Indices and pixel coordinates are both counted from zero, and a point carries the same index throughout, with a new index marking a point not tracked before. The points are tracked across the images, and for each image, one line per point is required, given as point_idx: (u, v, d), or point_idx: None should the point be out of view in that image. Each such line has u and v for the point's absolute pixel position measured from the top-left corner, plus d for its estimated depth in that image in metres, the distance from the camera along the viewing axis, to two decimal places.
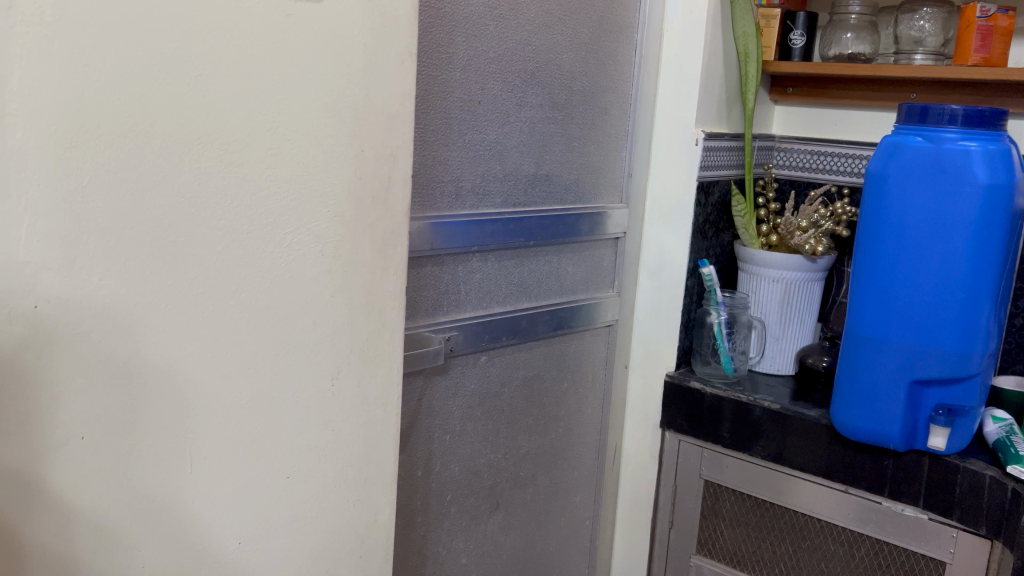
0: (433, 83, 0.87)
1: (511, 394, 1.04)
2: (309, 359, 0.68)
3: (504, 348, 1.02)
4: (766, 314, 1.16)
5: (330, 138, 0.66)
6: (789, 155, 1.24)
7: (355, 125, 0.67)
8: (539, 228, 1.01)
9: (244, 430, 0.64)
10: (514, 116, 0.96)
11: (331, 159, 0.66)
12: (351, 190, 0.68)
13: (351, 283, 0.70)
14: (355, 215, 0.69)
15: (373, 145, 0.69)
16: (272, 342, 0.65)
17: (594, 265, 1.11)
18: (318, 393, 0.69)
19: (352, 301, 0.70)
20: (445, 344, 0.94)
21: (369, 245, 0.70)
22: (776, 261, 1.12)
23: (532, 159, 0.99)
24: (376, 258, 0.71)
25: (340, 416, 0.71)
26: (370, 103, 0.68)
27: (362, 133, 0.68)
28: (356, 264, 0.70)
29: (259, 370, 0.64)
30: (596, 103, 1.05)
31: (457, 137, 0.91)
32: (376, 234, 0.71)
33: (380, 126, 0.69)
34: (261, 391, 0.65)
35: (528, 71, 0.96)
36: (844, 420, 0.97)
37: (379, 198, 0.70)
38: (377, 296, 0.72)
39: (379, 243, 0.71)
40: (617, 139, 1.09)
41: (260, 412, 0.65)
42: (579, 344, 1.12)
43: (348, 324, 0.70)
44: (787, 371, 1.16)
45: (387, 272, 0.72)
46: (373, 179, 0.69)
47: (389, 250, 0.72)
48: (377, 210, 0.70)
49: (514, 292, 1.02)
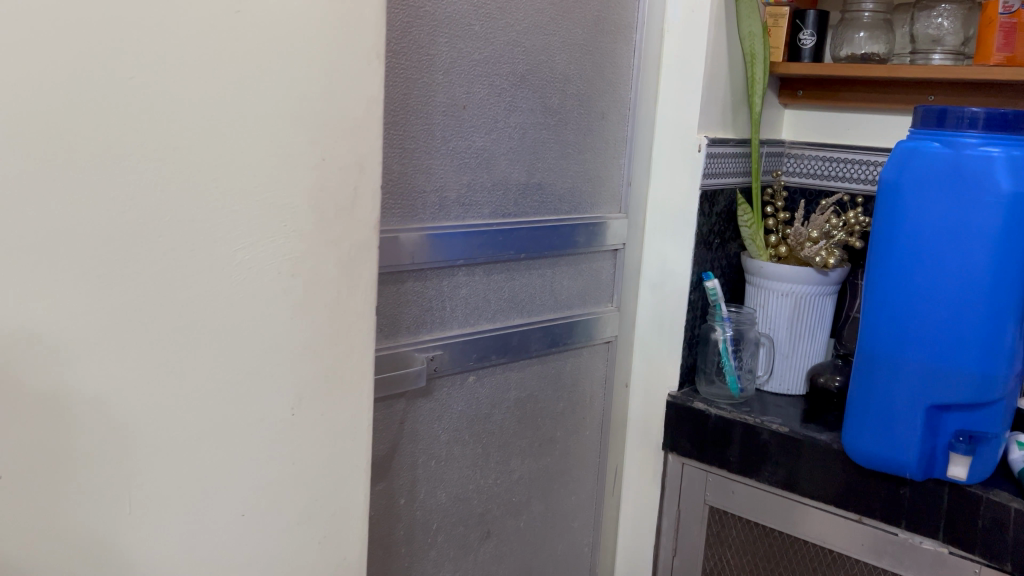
0: (410, 87, 0.81)
1: (502, 416, 0.98)
2: (264, 386, 0.62)
3: (493, 368, 0.96)
4: (775, 330, 1.09)
5: (286, 147, 0.60)
6: (800, 162, 1.18)
7: (315, 132, 0.62)
8: (531, 240, 0.95)
9: (189, 464, 0.59)
10: (503, 121, 0.91)
11: (288, 168, 0.61)
12: (312, 202, 0.62)
13: (314, 303, 0.64)
14: (317, 229, 0.63)
15: (336, 153, 0.63)
16: (222, 369, 0.60)
17: (592, 278, 1.05)
18: (276, 423, 0.63)
19: (315, 321, 0.64)
20: (429, 364, 0.88)
21: (333, 261, 0.65)
22: (785, 273, 1.06)
23: (523, 167, 0.94)
24: (342, 276, 0.65)
25: (303, 447, 0.66)
26: (332, 108, 0.62)
27: (324, 141, 0.62)
28: (319, 284, 0.64)
29: (207, 399, 0.59)
30: (593, 107, 0.99)
31: (440, 144, 0.86)
32: (342, 250, 0.65)
33: (343, 131, 0.63)
34: (210, 422, 0.60)
35: (518, 74, 0.90)
36: (857, 446, 0.90)
37: (344, 210, 0.65)
38: (344, 318, 0.66)
39: (346, 258, 0.66)
40: (615, 145, 1.03)
41: (209, 444, 0.60)
42: (576, 362, 1.06)
43: (311, 348, 0.65)
44: (798, 390, 1.10)
45: (354, 291, 0.67)
46: (337, 191, 0.64)
47: (356, 267, 0.66)
48: (343, 223, 0.65)
49: (505, 307, 0.96)
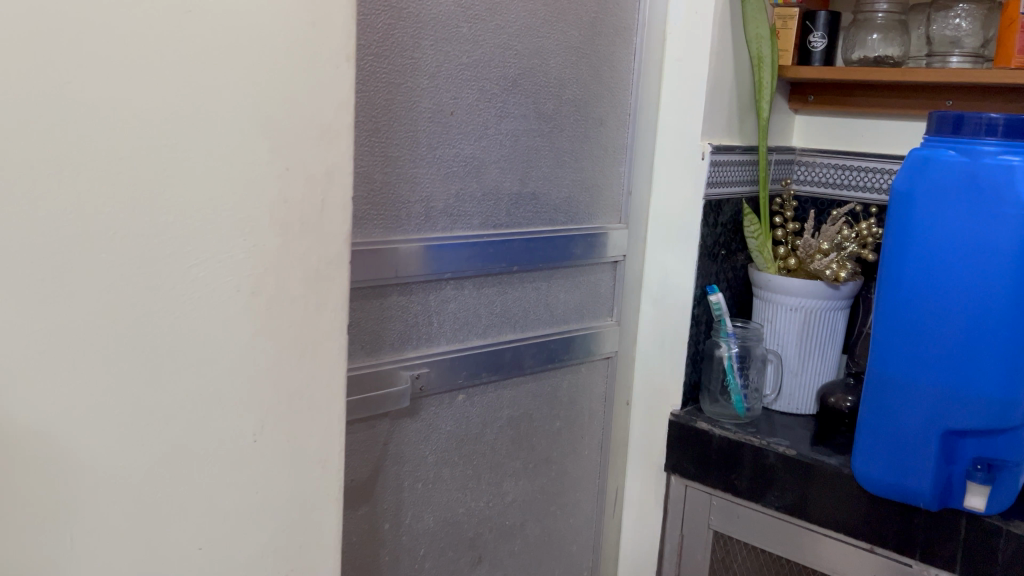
0: (392, 92, 0.77)
1: (495, 436, 0.94)
2: (222, 411, 0.58)
3: (484, 386, 0.92)
4: (783, 346, 1.04)
5: (245, 156, 0.56)
6: (811, 170, 1.13)
7: (278, 140, 0.58)
8: (523, 251, 0.91)
9: (139, 495, 0.55)
10: (494, 127, 0.86)
11: (248, 179, 0.57)
12: (274, 213, 0.58)
13: (277, 322, 0.60)
14: (280, 243, 0.59)
15: (301, 162, 0.59)
16: (176, 393, 0.56)
17: (591, 291, 1.00)
18: (236, 449, 0.59)
19: (280, 340, 0.60)
20: (414, 382, 0.84)
21: (298, 276, 0.61)
22: (794, 287, 1.01)
23: (516, 176, 0.89)
24: (309, 292, 0.61)
25: (267, 474, 0.62)
26: (296, 114, 0.58)
27: (287, 149, 0.58)
28: (283, 301, 0.60)
29: (159, 426, 0.55)
30: (589, 113, 0.95)
31: (426, 151, 0.81)
32: (309, 264, 0.61)
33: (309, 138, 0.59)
34: (161, 450, 0.56)
35: (510, 78, 0.86)
36: (868, 472, 0.85)
37: (312, 222, 0.61)
38: (311, 337, 0.62)
39: (313, 273, 0.62)
40: (614, 152, 0.99)
41: (161, 473, 0.56)
42: (574, 379, 1.01)
43: (274, 369, 0.60)
44: (807, 410, 1.05)
45: (322, 307, 0.63)
46: (303, 202, 0.60)
47: (325, 282, 0.62)
48: (310, 236, 0.61)
49: (497, 321, 0.91)
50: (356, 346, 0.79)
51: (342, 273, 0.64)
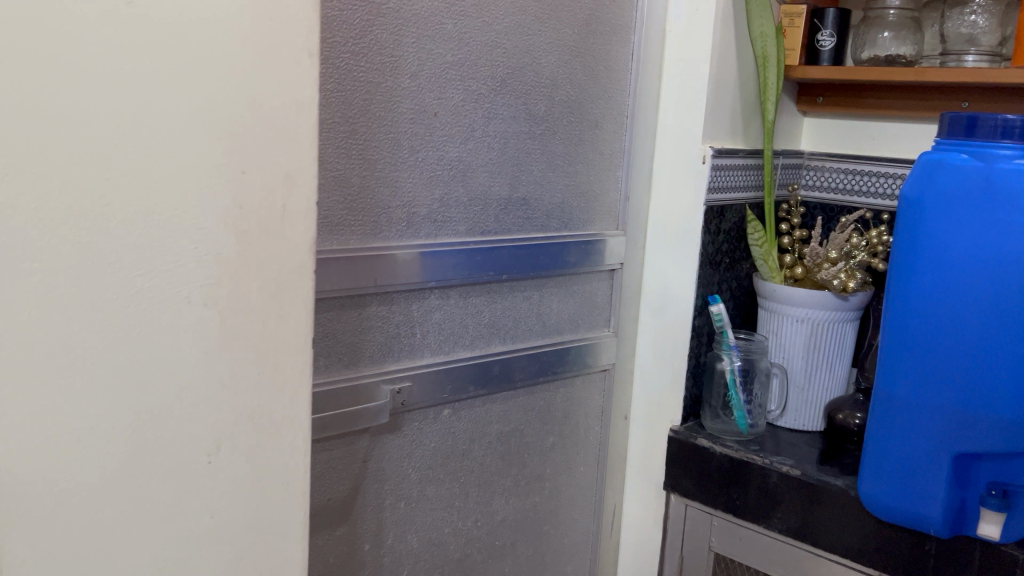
0: (371, 92, 0.74)
1: (483, 452, 0.89)
2: (171, 431, 0.54)
3: (472, 400, 0.87)
4: (789, 360, 0.99)
5: (195, 159, 0.52)
6: (820, 175, 1.08)
7: (231, 143, 0.54)
8: (512, 259, 0.87)
9: (76, 521, 0.51)
10: (481, 130, 0.83)
11: (200, 181, 0.53)
12: (228, 218, 0.55)
13: (234, 336, 0.56)
14: (235, 250, 0.55)
15: (257, 165, 0.55)
16: (118, 413, 0.52)
17: (586, 301, 0.96)
18: (187, 471, 0.56)
19: (238, 357, 0.57)
20: (395, 397, 0.80)
21: (257, 286, 0.57)
22: (800, 298, 0.96)
23: (505, 180, 0.86)
24: (268, 305, 0.58)
25: (224, 496, 0.58)
26: (250, 115, 0.55)
27: (240, 152, 0.54)
28: (240, 314, 0.56)
29: (99, 447, 0.51)
30: (583, 115, 0.91)
31: (407, 154, 0.78)
32: (268, 273, 0.57)
33: (267, 138, 0.56)
34: (102, 474, 0.52)
35: (498, 78, 0.83)
36: (875, 495, 0.80)
37: (272, 229, 0.57)
38: (269, 352, 0.58)
39: (274, 283, 0.58)
40: (610, 156, 0.95)
41: (102, 498, 0.52)
42: (569, 393, 0.97)
43: (230, 386, 0.57)
44: (814, 427, 1.00)
45: (284, 318, 0.59)
46: (261, 209, 0.56)
47: (285, 294, 0.59)
48: (269, 244, 0.57)
49: (485, 333, 0.87)
50: (332, 359, 0.75)
51: (306, 283, 0.60)
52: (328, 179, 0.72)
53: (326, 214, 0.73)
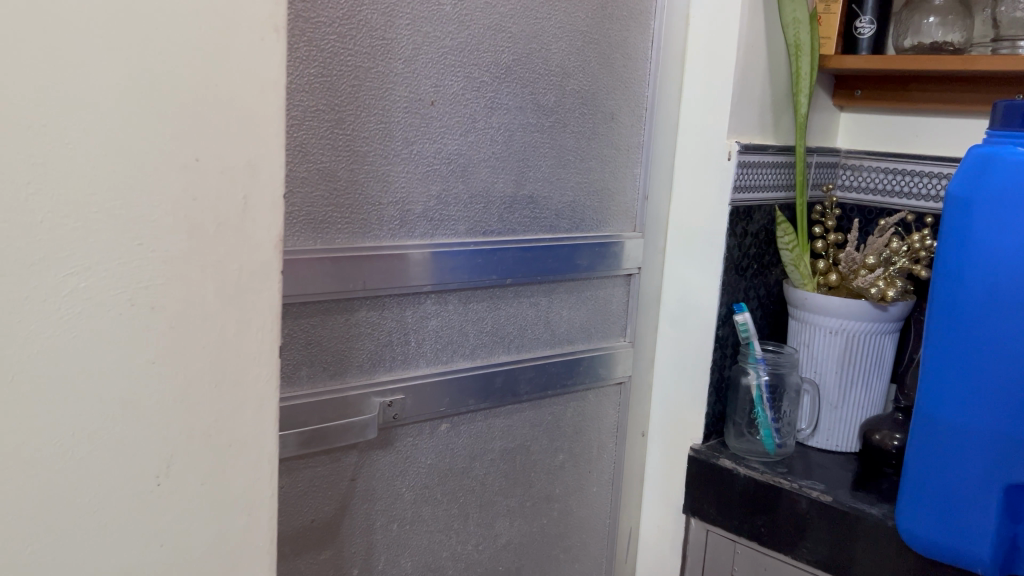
0: (360, 77, 0.68)
1: (485, 470, 0.83)
2: (118, 462, 0.45)
3: (472, 414, 0.80)
4: (821, 374, 0.91)
5: (144, 137, 0.44)
6: (857, 174, 1.00)
7: (190, 120, 0.45)
8: (517, 262, 0.80)
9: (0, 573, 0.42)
10: (483, 121, 0.76)
11: (148, 162, 0.44)
12: (179, 211, 0.46)
13: (188, 345, 0.47)
14: (188, 241, 0.46)
15: (218, 148, 0.47)
16: (51, 441, 0.43)
17: (601, 308, 0.89)
18: (137, 509, 0.46)
19: (192, 370, 0.48)
20: (386, 410, 0.74)
21: (212, 286, 0.48)
22: (834, 307, 0.88)
23: (509, 176, 0.79)
24: (227, 307, 0.49)
25: (186, 538, 0.49)
26: (212, 87, 0.46)
27: (200, 130, 0.46)
28: (194, 318, 0.47)
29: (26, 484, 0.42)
30: (598, 107, 0.84)
31: (400, 146, 0.72)
32: (227, 276, 0.48)
33: (231, 125, 0.47)
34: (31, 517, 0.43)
35: (502, 65, 0.76)
36: (925, 538, 0.71)
37: (232, 222, 0.48)
38: (230, 358, 0.49)
39: (232, 286, 0.49)
40: (627, 152, 0.88)
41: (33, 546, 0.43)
42: (581, 407, 0.89)
43: (187, 406, 0.48)
44: (848, 448, 0.92)
45: (246, 323, 0.50)
46: (220, 195, 0.47)
47: (247, 295, 0.49)
48: (228, 240, 0.48)
49: (487, 341, 0.80)
50: (315, 368, 0.70)
51: (271, 286, 0.51)
52: (309, 172, 0.66)
53: (307, 210, 0.67)
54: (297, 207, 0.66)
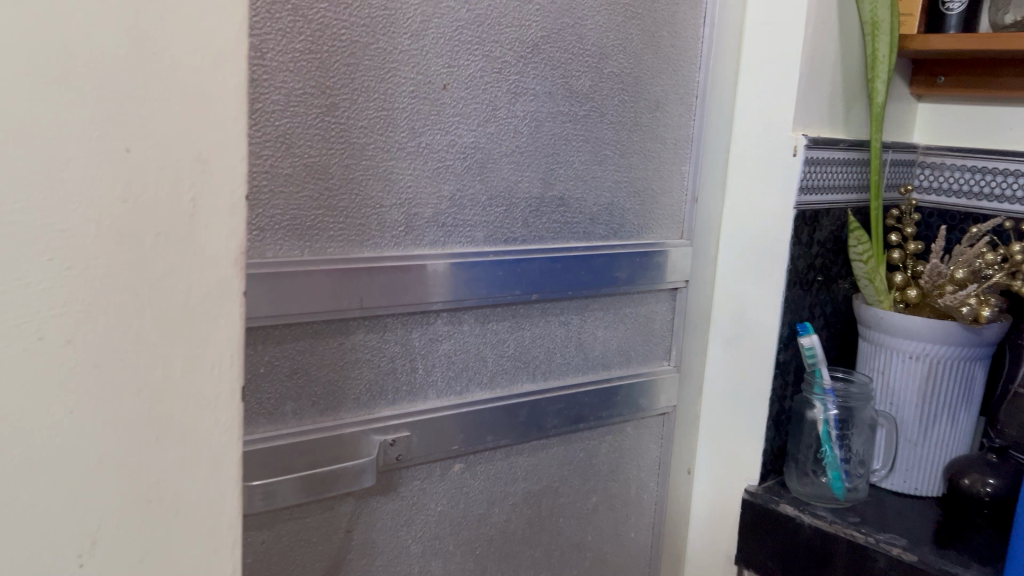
0: (358, 55, 0.57)
1: (505, 517, 0.71)
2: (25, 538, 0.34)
3: (491, 452, 0.69)
4: (898, 407, 0.78)
5: (58, 108, 0.32)
6: (937, 173, 0.87)
7: (123, 87, 0.34)
8: (543, 274, 0.68)
9: None
10: (506, 109, 0.65)
11: (58, 149, 0.33)
12: (104, 213, 0.34)
13: (125, 382, 0.36)
14: (117, 246, 0.35)
15: (161, 126, 0.35)
16: None
17: (642, 328, 0.77)
18: None
19: (130, 416, 0.36)
20: (388, 451, 0.62)
21: (154, 310, 0.36)
22: (916, 328, 0.75)
23: (536, 174, 0.67)
24: (177, 332, 0.37)
25: None
26: (150, 49, 0.34)
27: (135, 102, 0.34)
28: (131, 347, 0.35)
29: None
30: (640, 94, 0.72)
31: (406, 137, 0.60)
32: (172, 297, 0.36)
33: (177, 98, 0.35)
34: None
35: (528, 44, 0.65)
36: None
37: (181, 225, 0.36)
38: (182, 397, 0.37)
39: (183, 305, 0.37)
40: (674, 147, 0.76)
41: None
42: (618, 441, 0.77)
43: (122, 462, 0.36)
44: (927, 492, 0.79)
45: (201, 354, 0.38)
46: (165, 185, 0.36)
47: (203, 318, 0.38)
48: (178, 246, 0.36)
49: (510, 367, 0.69)
50: (303, 402, 0.59)
51: (233, 311, 0.39)
52: (294, 168, 0.55)
53: (290, 214, 0.56)
54: (280, 210, 0.55)
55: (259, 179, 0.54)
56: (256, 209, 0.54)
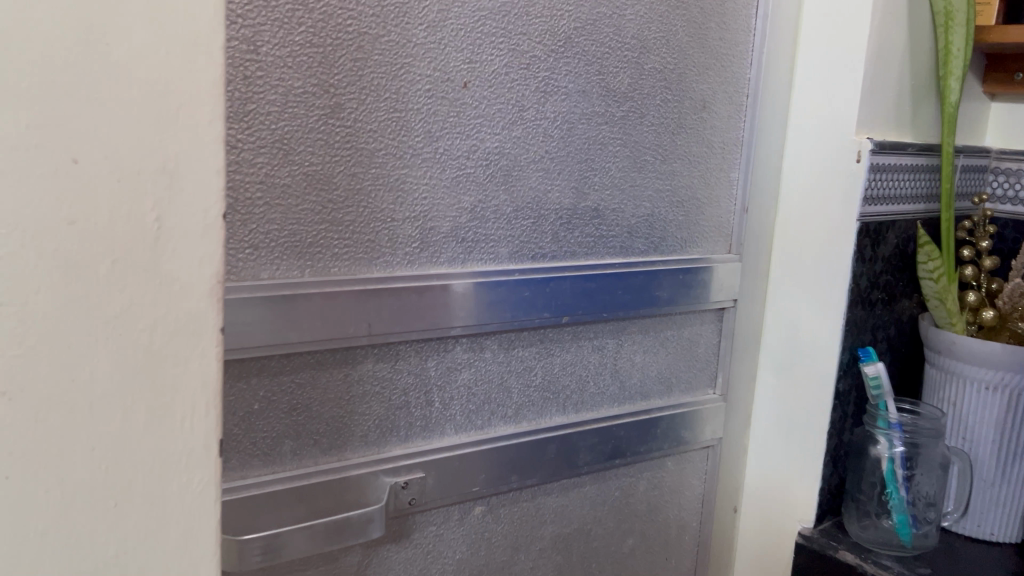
0: (366, 49, 0.50)
1: (532, 564, 0.64)
2: None
3: (517, 492, 0.62)
4: (972, 442, 0.70)
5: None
6: (1014, 180, 0.79)
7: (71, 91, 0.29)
8: (574, 294, 0.61)
9: None
10: (535, 110, 0.57)
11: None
12: (48, 239, 0.29)
13: (78, 436, 0.30)
14: (61, 275, 0.29)
15: (119, 136, 0.30)
16: None
17: (685, 353, 0.70)
18: None
19: (84, 476, 0.30)
20: (399, 494, 0.56)
21: (110, 348, 0.30)
22: (994, 355, 0.67)
23: (568, 182, 0.60)
24: (141, 375, 0.31)
25: None
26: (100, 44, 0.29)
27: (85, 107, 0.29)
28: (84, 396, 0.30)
29: None
30: (685, 92, 0.65)
31: (422, 142, 0.53)
32: (134, 335, 0.31)
33: (135, 99, 0.30)
34: None
35: (560, 36, 0.58)
36: None
37: (141, 248, 0.31)
38: (148, 452, 0.32)
39: (147, 344, 0.31)
40: (721, 151, 0.69)
41: None
42: (656, 477, 0.70)
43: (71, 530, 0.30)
44: (1004, 537, 0.71)
45: (169, 398, 0.32)
46: (125, 204, 0.30)
47: (171, 359, 0.32)
48: (141, 276, 0.31)
49: (538, 398, 0.62)
50: (303, 441, 0.52)
51: (208, 349, 0.33)
52: (294, 178, 0.49)
53: (289, 230, 0.49)
54: (277, 225, 0.49)
55: (252, 190, 0.48)
56: (250, 225, 0.48)
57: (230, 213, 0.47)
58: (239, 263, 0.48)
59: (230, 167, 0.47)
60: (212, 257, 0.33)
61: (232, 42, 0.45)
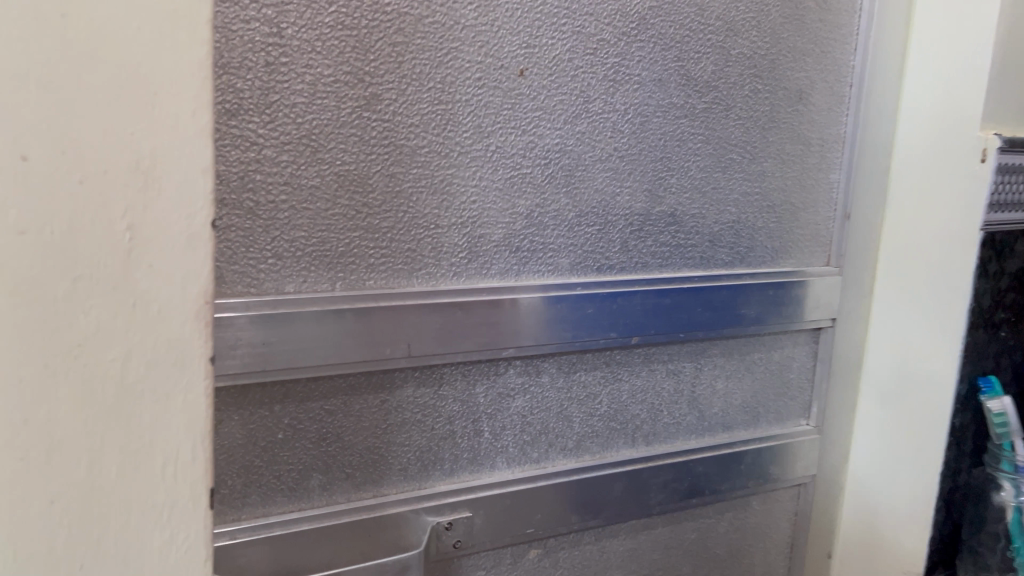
0: (407, 31, 0.44)
1: None
2: None
3: (578, 534, 0.55)
4: None
5: None
6: None
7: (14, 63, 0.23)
8: (646, 311, 0.54)
9: None
10: (602, 101, 0.50)
11: None
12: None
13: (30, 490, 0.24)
14: (14, 298, 0.23)
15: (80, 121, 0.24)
16: None
17: (773, 378, 0.62)
18: None
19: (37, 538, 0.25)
20: (443, 536, 0.49)
21: (71, 380, 0.25)
22: None
23: (640, 184, 0.53)
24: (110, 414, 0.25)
25: None
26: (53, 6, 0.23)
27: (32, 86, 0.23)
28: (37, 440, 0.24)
29: None
30: (777, 81, 0.57)
31: (472, 139, 0.47)
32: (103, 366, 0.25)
33: (101, 83, 0.24)
34: None
35: (632, 16, 0.50)
36: None
37: (111, 265, 0.25)
38: (118, 507, 0.26)
39: (119, 379, 0.25)
40: (820, 150, 0.60)
41: None
42: (738, 518, 0.62)
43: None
44: None
45: (149, 445, 0.26)
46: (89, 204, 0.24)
47: (150, 397, 0.26)
48: (111, 294, 0.25)
49: (603, 429, 0.55)
50: (334, 474, 0.47)
51: (201, 385, 0.27)
52: (324, 178, 0.43)
53: (318, 238, 0.44)
54: (304, 232, 0.43)
55: (275, 193, 0.42)
56: (273, 232, 0.43)
57: (251, 218, 0.42)
58: (261, 275, 0.43)
59: (250, 165, 0.41)
60: (202, 274, 0.27)
61: (252, 23, 0.40)
